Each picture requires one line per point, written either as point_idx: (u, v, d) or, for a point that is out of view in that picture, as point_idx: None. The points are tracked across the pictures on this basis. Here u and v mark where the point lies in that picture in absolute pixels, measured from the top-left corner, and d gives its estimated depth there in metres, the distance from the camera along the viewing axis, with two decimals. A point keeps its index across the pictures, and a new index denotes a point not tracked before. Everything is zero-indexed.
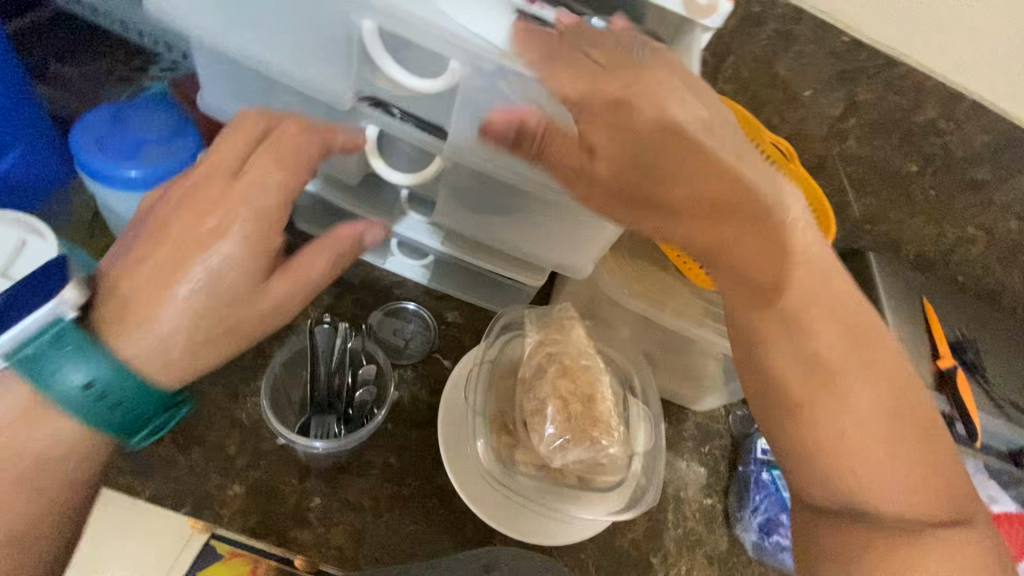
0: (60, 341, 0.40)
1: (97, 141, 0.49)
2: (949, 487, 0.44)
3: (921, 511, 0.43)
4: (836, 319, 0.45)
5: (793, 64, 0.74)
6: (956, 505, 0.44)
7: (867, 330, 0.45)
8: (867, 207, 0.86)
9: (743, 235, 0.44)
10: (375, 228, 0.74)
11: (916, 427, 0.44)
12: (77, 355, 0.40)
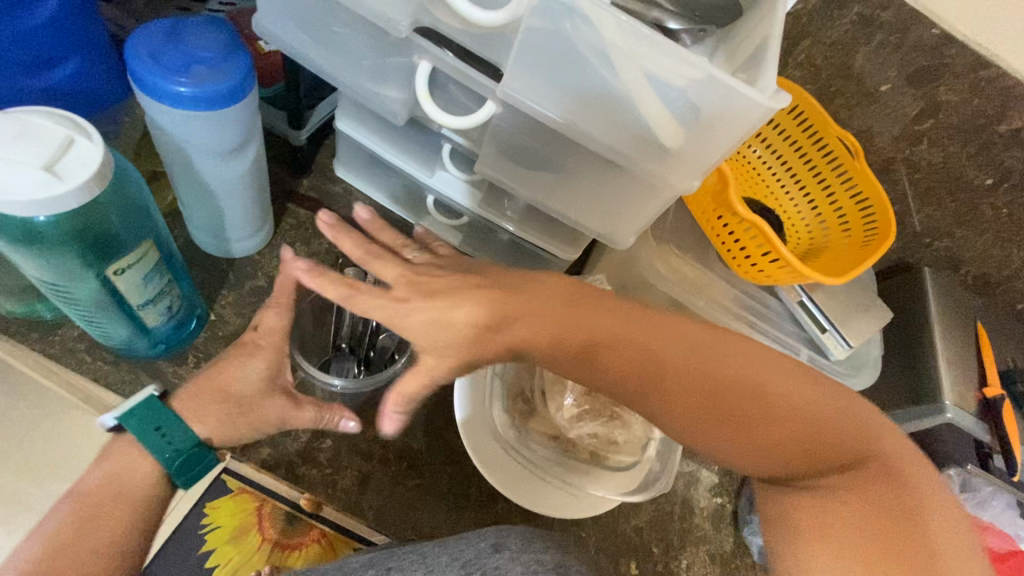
0: (148, 410, 0.47)
1: (151, 53, 0.47)
2: (817, 429, 0.41)
3: (796, 470, 0.41)
4: (620, 334, 0.44)
5: (872, 55, 0.69)
6: (841, 442, 0.41)
7: (652, 323, 0.44)
8: (925, 219, 0.81)
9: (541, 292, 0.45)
10: (413, 184, 0.75)
11: (742, 407, 0.41)
12: (160, 419, 0.47)
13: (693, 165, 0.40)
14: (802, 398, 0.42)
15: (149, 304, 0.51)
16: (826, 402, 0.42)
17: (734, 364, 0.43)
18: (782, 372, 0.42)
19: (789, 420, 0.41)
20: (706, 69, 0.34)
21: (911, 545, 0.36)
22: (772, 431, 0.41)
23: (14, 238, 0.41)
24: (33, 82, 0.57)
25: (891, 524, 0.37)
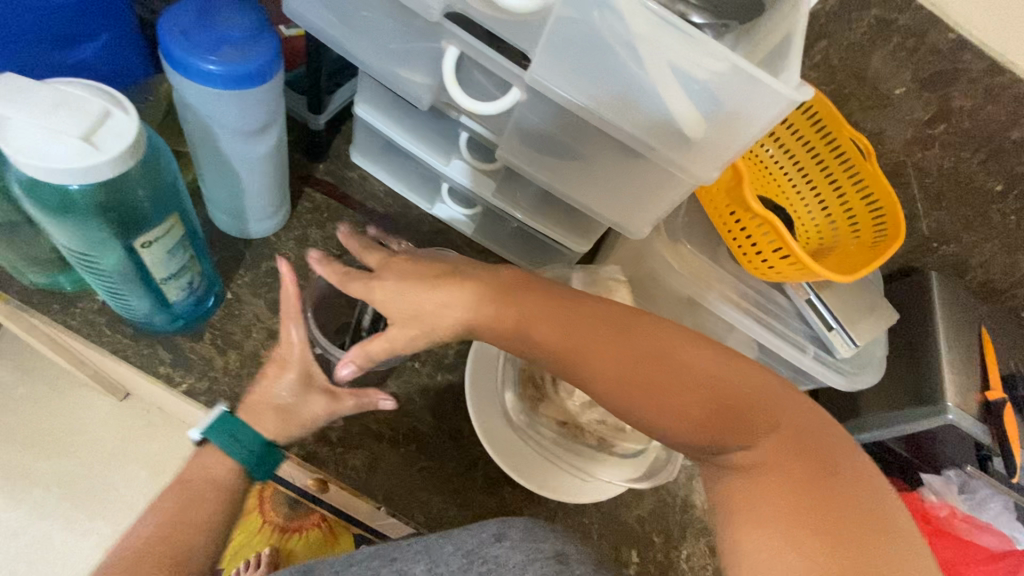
0: (226, 421, 0.53)
1: (183, 30, 0.47)
2: (723, 400, 0.42)
3: (722, 445, 0.42)
4: (549, 315, 0.47)
5: (888, 58, 0.69)
6: (751, 415, 0.42)
7: (574, 308, 0.48)
8: (933, 224, 0.81)
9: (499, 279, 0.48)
10: (429, 172, 0.76)
11: (658, 375, 0.43)
12: (237, 429, 0.53)
13: (712, 157, 0.40)
14: (710, 374, 0.43)
15: (172, 278, 0.52)
16: (731, 376, 0.43)
17: (643, 342, 0.45)
18: (685, 347, 0.45)
19: (697, 393, 0.42)
20: (729, 60, 0.34)
21: (826, 505, 0.37)
22: (684, 403, 0.43)
23: (48, 206, 0.42)
24: (61, 58, 0.58)
25: (797, 485, 0.38)
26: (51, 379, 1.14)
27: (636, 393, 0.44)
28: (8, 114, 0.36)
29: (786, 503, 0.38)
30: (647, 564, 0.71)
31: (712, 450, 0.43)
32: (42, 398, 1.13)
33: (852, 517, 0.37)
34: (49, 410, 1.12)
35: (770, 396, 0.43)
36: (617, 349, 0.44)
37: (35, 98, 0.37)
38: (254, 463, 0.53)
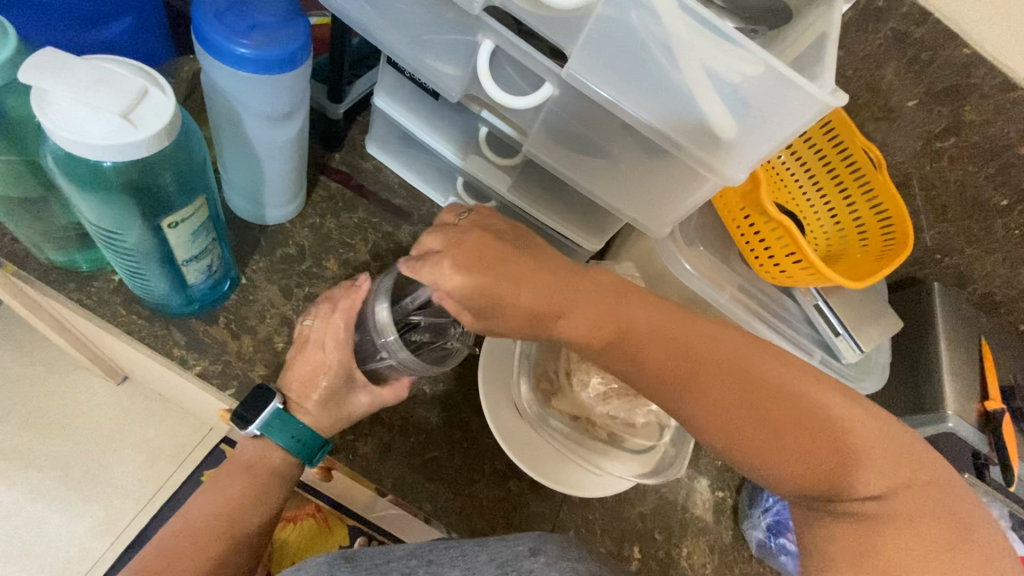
0: (283, 419, 0.56)
1: (217, 13, 0.48)
2: (835, 445, 0.40)
3: (819, 489, 0.41)
4: (651, 333, 0.45)
5: (903, 70, 0.71)
6: (874, 464, 0.40)
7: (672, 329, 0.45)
8: (937, 235, 0.83)
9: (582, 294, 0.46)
10: (445, 165, 0.76)
11: (766, 408, 0.41)
12: (295, 428, 0.56)
13: (743, 158, 0.41)
14: (831, 416, 0.41)
15: (193, 260, 0.52)
16: (856, 424, 0.41)
17: (756, 377, 0.43)
18: (803, 385, 0.43)
19: (812, 435, 0.41)
20: (769, 64, 0.35)
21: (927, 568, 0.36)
22: (791, 447, 0.41)
23: (80, 183, 0.42)
24: (85, 36, 0.57)
25: (916, 545, 0.37)
26: (50, 360, 1.13)
27: (740, 426, 0.42)
28: (48, 88, 0.36)
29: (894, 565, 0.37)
30: (648, 561, 0.72)
31: (807, 495, 0.42)
32: (41, 379, 1.12)
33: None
34: (48, 391, 1.12)
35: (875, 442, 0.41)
36: (726, 372, 0.43)
37: (75, 74, 0.37)
38: (305, 456, 0.57)
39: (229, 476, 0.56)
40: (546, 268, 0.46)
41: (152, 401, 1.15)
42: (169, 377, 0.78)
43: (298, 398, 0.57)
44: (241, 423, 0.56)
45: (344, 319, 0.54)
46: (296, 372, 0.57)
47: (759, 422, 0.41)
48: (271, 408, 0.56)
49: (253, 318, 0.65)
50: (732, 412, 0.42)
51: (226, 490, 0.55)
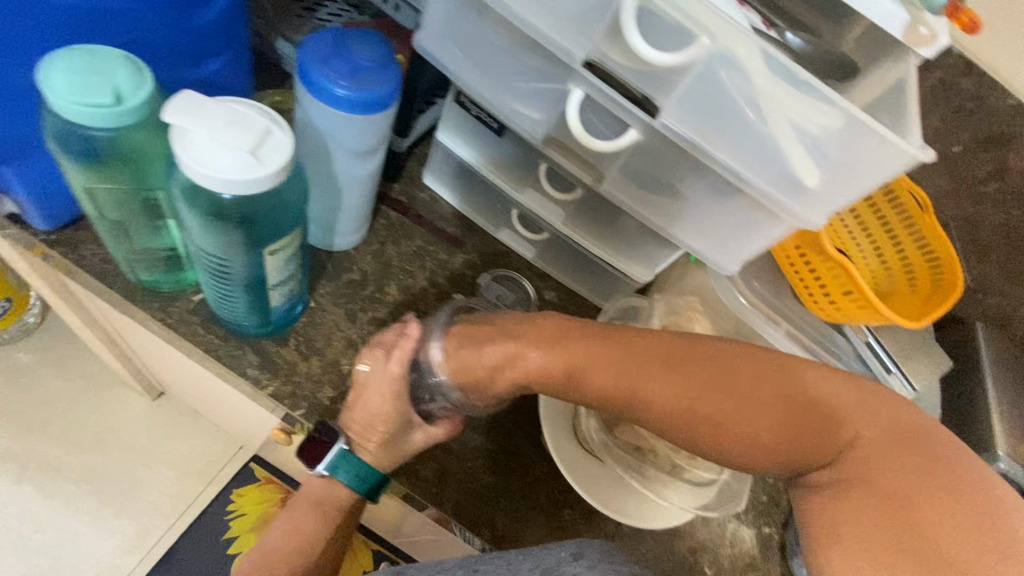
0: (348, 460, 0.58)
1: (323, 58, 0.52)
2: (792, 418, 0.41)
3: (802, 468, 0.42)
4: (599, 349, 0.47)
5: (949, 117, 0.73)
6: (823, 432, 0.41)
7: (627, 337, 0.48)
8: (978, 275, 0.82)
9: (536, 325, 0.52)
10: (500, 197, 0.79)
11: (716, 400, 0.42)
12: (358, 468, 0.58)
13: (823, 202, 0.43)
14: (771, 393, 0.42)
15: (279, 284, 0.55)
16: (795, 395, 0.42)
17: (698, 370, 0.44)
18: (743, 365, 0.43)
19: (767, 416, 0.42)
20: (849, 113, 0.38)
21: (918, 527, 0.35)
22: (752, 432, 0.42)
23: (199, 210, 0.45)
24: (186, 75, 0.61)
25: (903, 511, 0.36)
26: (89, 373, 1.15)
27: (698, 418, 0.43)
28: (189, 127, 0.40)
29: (883, 529, 0.36)
30: None
31: (795, 473, 0.43)
32: (81, 392, 1.14)
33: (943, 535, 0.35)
34: (85, 404, 1.13)
35: (830, 403, 0.42)
36: (679, 365, 0.44)
37: (211, 115, 0.40)
38: (366, 490, 0.59)
39: (302, 507, 0.59)
40: (517, 320, 0.54)
41: (186, 418, 1.16)
42: (224, 397, 0.79)
43: (366, 423, 0.57)
44: (309, 462, 0.59)
45: (400, 367, 0.57)
46: (358, 413, 0.58)
47: (709, 417, 0.43)
48: (335, 449, 0.58)
49: (318, 344, 0.67)
50: (687, 409, 0.43)
51: (299, 520, 0.58)
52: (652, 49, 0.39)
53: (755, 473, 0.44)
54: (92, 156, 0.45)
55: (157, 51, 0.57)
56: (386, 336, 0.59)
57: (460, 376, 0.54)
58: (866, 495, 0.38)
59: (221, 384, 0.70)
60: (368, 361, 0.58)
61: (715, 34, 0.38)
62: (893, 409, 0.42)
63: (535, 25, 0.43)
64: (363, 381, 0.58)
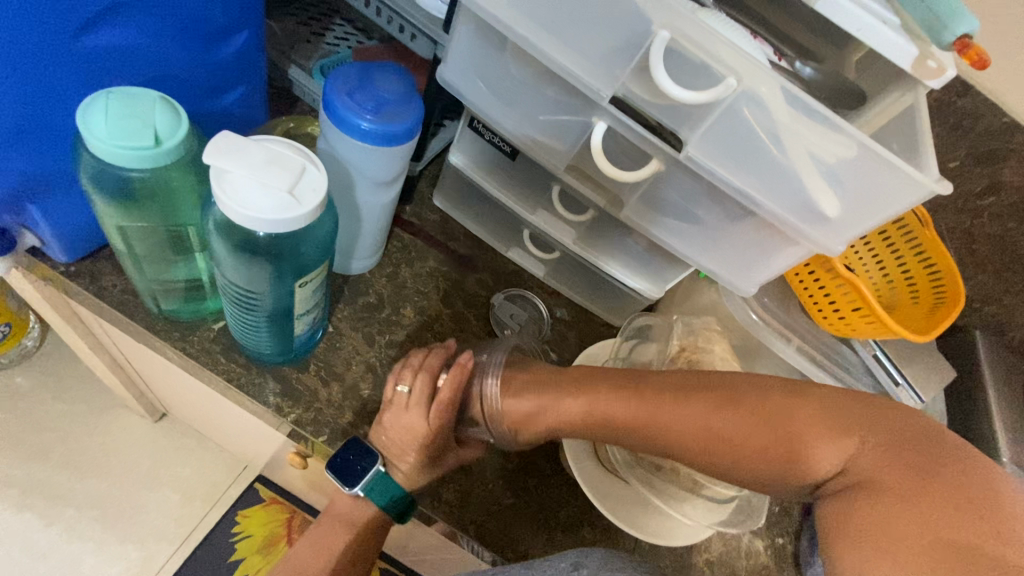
0: (384, 482, 0.59)
1: (348, 92, 0.53)
2: (794, 437, 0.45)
3: (814, 484, 0.45)
4: (617, 393, 0.52)
5: (945, 135, 0.74)
6: (821, 445, 0.44)
7: (643, 378, 0.53)
8: (975, 285, 0.84)
9: (561, 376, 0.57)
10: (512, 219, 0.80)
11: (724, 427, 0.47)
12: (392, 489, 0.60)
13: (842, 229, 0.44)
14: (772, 416, 0.46)
15: (305, 314, 0.56)
16: (794, 411, 0.46)
17: (702, 400, 0.48)
18: (744, 387, 0.48)
19: (771, 437, 0.45)
20: (869, 149, 0.39)
21: (921, 519, 0.37)
22: (760, 453, 0.46)
23: (231, 245, 0.46)
24: (206, 108, 0.62)
25: (903, 504, 0.39)
26: (91, 397, 1.14)
27: (709, 444, 0.47)
28: (229, 169, 0.41)
29: (891, 527, 0.38)
30: None
31: (812, 489, 0.45)
32: (82, 416, 1.12)
33: (946, 526, 0.37)
34: (86, 429, 1.11)
35: (832, 419, 0.45)
36: (688, 396, 0.49)
37: (249, 156, 0.41)
38: (392, 508, 0.60)
39: (329, 525, 0.60)
40: (549, 371, 0.58)
41: (191, 440, 1.15)
42: (239, 423, 0.79)
43: (394, 446, 0.59)
44: (345, 482, 0.58)
45: (451, 395, 0.56)
46: (393, 435, 0.59)
47: (717, 444, 0.47)
48: (373, 471, 0.58)
49: (336, 369, 0.68)
50: (699, 439, 0.48)
51: (327, 538, 0.59)
52: (684, 90, 0.40)
53: (775, 491, 0.47)
54: (127, 195, 0.46)
55: (180, 86, 0.58)
56: (427, 359, 0.60)
57: (509, 414, 0.56)
58: (869, 496, 0.41)
59: (241, 411, 0.70)
60: (410, 384, 0.58)
61: (742, 75, 0.39)
62: (900, 418, 0.44)
63: (559, 62, 0.44)
64: (403, 402, 0.58)
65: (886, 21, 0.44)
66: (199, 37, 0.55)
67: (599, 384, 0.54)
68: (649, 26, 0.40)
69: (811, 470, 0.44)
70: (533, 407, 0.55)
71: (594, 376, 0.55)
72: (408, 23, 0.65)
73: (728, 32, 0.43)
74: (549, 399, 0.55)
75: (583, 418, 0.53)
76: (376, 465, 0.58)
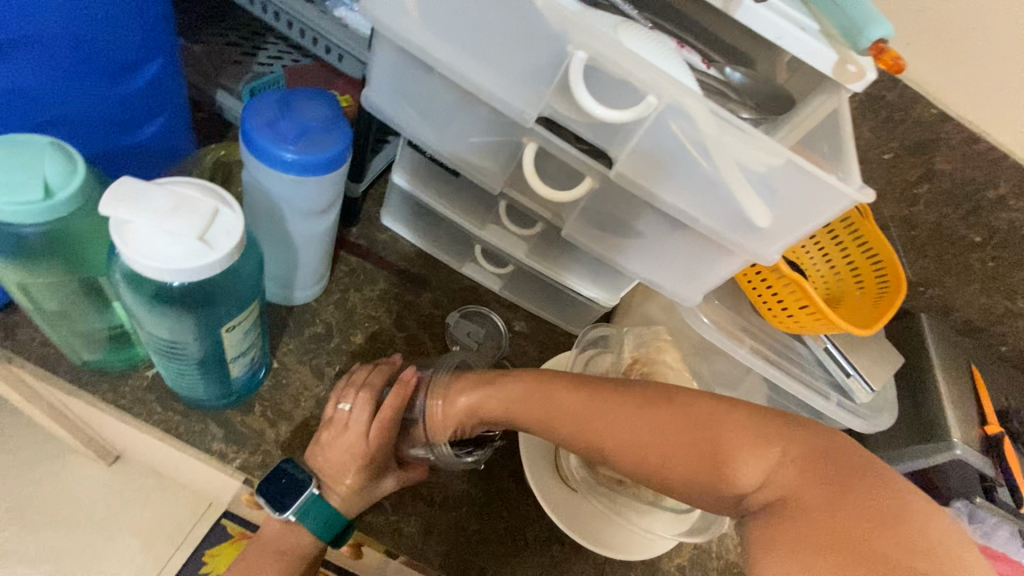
0: (319, 506, 0.55)
1: (269, 122, 0.50)
2: (722, 448, 0.45)
3: (741, 498, 0.45)
4: (564, 400, 0.52)
5: (877, 128, 0.72)
6: (747, 459, 0.45)
7: (588, 382, 0.53)
8: (919, 270, 0.83)
9: (512, 379, 0.56)
10: (461, 234, 0.77)
11: (662, 431, 0.47)
12: (328, 514, 0.56)
13: (770, 240, 0.44)
14: (706, 428, 0.46)
15: (239, 356, 0.53)
16: (722, 420, 0.47)
17: (641, 407, 0.49)
18: (679, 398, 0.49)
19: (700, 447, 0.46)
20: (788, 159, 0.39)
21: (836, 531, 0.38)
22: (691, 461, 0.46)
23: (145, 296, 0.43)
24: (120, 142, 0.58)
25: (825, 517, 0.39)
26: (34, 444, 1.06)
27: (645, 448, 0.48)
28: (129, 218, 0.38)
29: (807, 540, 0.38)
30: None
31: (737, 504, 0.45)
32: (24, 466, 1.04)
33: (860, 535, 0.37)
34: (29, 478, 1.04)
35: (761, 435, 0.45)
36: (627, 403, 0.50)
37: (153, 202, 0.38)
38: (328, 535, 0.56)
39: (257, 555, 0.55)
40: (502, 370, 0.58)
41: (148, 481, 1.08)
42: (188, 465, 0.75)
43: (334, 477, 0.56)
44: (274, 506, 0.54)
45: (393, 412, 0.56)
46: (331, 458, 0.56)
47: (650, 452, 0.47)
48: (305, 496, 0.54)
49: (279, 404, 0.65)
50: (635, 448, 0.48)
51: (263, 567, 0.54)
52: (604, 108, 0.39)
53: (703, 501, 0.47)
54: (25, 250, 0.43)
55: (85, 121, 0.54)
56: (370, 377, 0.59)
57: (455, 420, 0.57)
58: (787, 512, 0.41)
59: (184, 455, 0.66)
60: (353, 401, 0.57)
61: (663, 92, 0.39)
62: (825, 439, 0.44)
63: (477, 81, 0.43)
64: (343, 420, 0.57)
65: (806, 27, 0.44)
66: (101, 71, 0.52)
67: (547, 383, 0.54)
68: (565, 44, 0.39)
69: (732, 481, 0.45)
70: (472, 404, 0.56)
71: (542, 378, 0.55)
72: (334, 44, 0.64)
73: (649, 49, 0.43)
74: (487, 405, 0.56)
75: (516, 414, 0.55)
76: (309, 486, 0.55)
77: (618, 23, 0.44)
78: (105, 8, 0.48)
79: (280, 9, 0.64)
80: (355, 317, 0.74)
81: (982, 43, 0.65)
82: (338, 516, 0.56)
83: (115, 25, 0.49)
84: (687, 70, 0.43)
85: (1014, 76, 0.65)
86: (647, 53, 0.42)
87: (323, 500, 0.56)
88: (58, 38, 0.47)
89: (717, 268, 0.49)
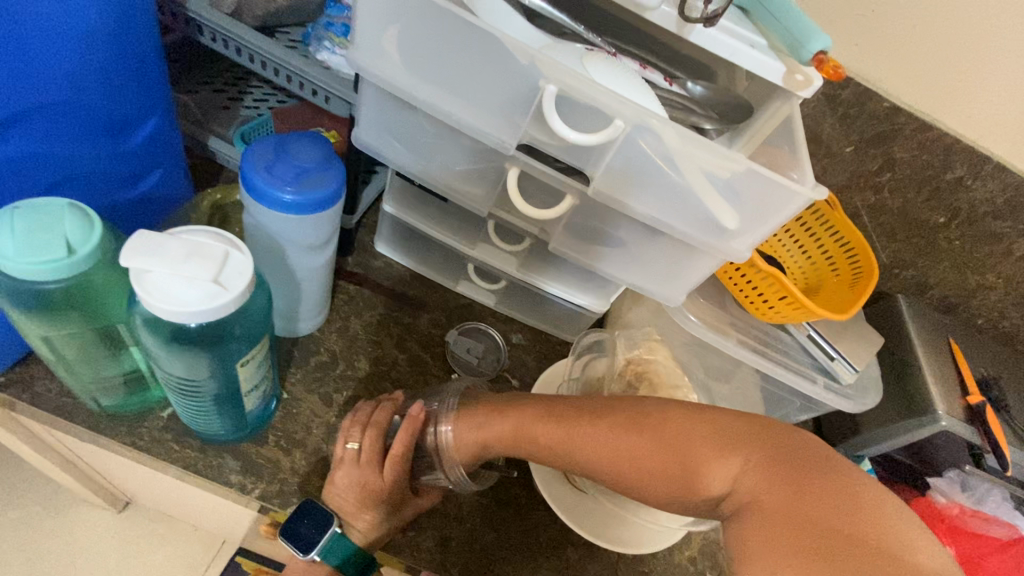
0: (341, 545, 0.58)
1: (266, 166, 0.53)
2: (693, 458, 0.48)
3: (716, 504, 0.47)
4: (564, 417, 0.55)
5: (836, 124, 0.77)
6: (716, 465, 0.47)
7: (582, 404, 0.56)
8: (891, 254, 0.87)
9: (518, 404, 0.60)
10: (453, 255, 0.81)
11: (638, 446, 0.50)
12: (350, 550, 0.59)
13: (738, 241, 0.48)
14: (679, 439, 0.49)
15: (253, 390, 0.56)
16: (686, 433, 0.49)
17: (618, 425, 0.52)
18: (651, 415, 0.52)
19: (674, 458, 0.49)
20: (745, 165, 0.43)
21: (791, 530, 0.41)
22: (669, 470, 0.49)
23: (163, 337, 0.46)
24: (125, 195, 0.62)
25: (780, 520, 0.41)
26: (44, 497, 1.06)
27: (629, 459, 0.50)
28: (149, 267, 0.41)
29: (771, 539, 0.41)
30: None
31: (716, 507, 0.48)
32: (35, 521, 1.04)
33: (814, 529, 0.40)
34: (42, 532, 1.03)
35: (729, 439, 0.48)
36: (605, 422, 0.53)
37: (169, 251, 0.41)
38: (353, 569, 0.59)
39: None
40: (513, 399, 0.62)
41: (160, 526, 1.07)
42: (204, 503, 0.76)
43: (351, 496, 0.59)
44: (299, 548, 0.57)
45: (403, 449, 0.58)
46: (346, 493, 0.59)
47: (635, 460, 0.50)
48: (329, 534, 0.58)
49: (291, 434, 0.67)
50: (624, 458, 0.51)
51: None
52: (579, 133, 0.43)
53: (687, 507, 0.50)
54: (49, 304, 0.46)
55: (93, 178, 0.58)
56: (376, 416, 0.62)
57: (462, 443, 0.59)
58: (751, 514, 0.43)
59: (202, 492, 0.68)
60: (360, 440, 0.60)
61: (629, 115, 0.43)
62: (788, 441, 0.47)
63: (459, 116, 0.47)
64: (353, 459, 0.59)
65: (754, 44, 0.49)
66: (105, 131, 0.55)
67: (550, 406, 0.58)
68: (537, 79, 0.43)
69: (705, 488, 0.47)
70: (476, 426, 0.60)
71: (547, 405, 0.58)
72: (320, 86, 0.67)
73: (613, 77, 0.47)
74: (490, 424, 0.59)
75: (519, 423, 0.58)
76: (332, 526, 0.58)
77: (583, 55, 0.48)
78: (105, 74, 0.51)
79: (265, 58, 0.67)
80: (359, 343, 0.76)
81: (926, 40, 0.69)
82: (360, 551, 0.59)
83: (116, 89, 0.53)
84: (647, 90, 0.48)
85: (954, 66, 0.70)
86: (610, 82, 0.47)
87: (346, 539, 0.59)
88: (64, 104, 0.50)
89: (695, 269, 0.53)
